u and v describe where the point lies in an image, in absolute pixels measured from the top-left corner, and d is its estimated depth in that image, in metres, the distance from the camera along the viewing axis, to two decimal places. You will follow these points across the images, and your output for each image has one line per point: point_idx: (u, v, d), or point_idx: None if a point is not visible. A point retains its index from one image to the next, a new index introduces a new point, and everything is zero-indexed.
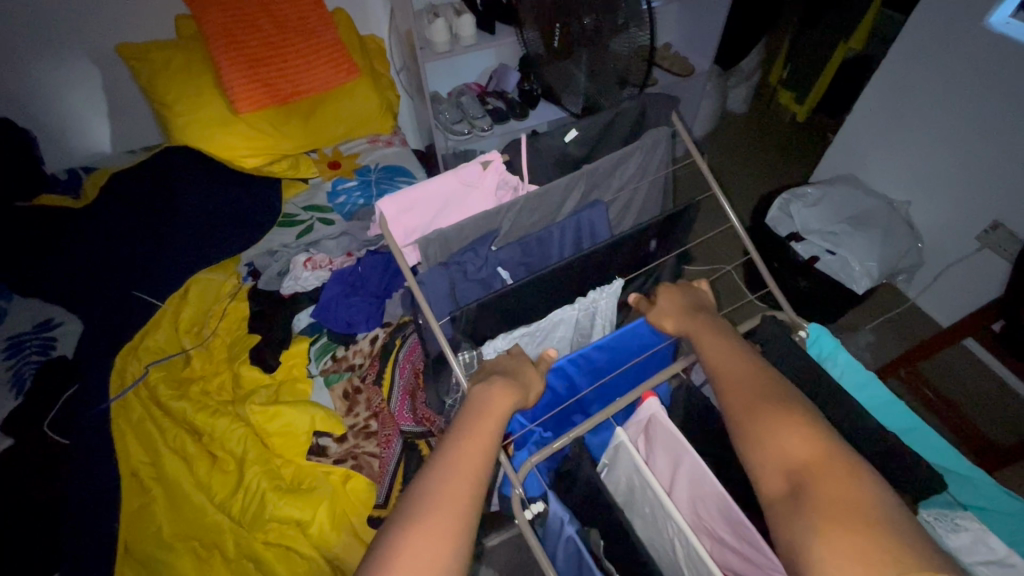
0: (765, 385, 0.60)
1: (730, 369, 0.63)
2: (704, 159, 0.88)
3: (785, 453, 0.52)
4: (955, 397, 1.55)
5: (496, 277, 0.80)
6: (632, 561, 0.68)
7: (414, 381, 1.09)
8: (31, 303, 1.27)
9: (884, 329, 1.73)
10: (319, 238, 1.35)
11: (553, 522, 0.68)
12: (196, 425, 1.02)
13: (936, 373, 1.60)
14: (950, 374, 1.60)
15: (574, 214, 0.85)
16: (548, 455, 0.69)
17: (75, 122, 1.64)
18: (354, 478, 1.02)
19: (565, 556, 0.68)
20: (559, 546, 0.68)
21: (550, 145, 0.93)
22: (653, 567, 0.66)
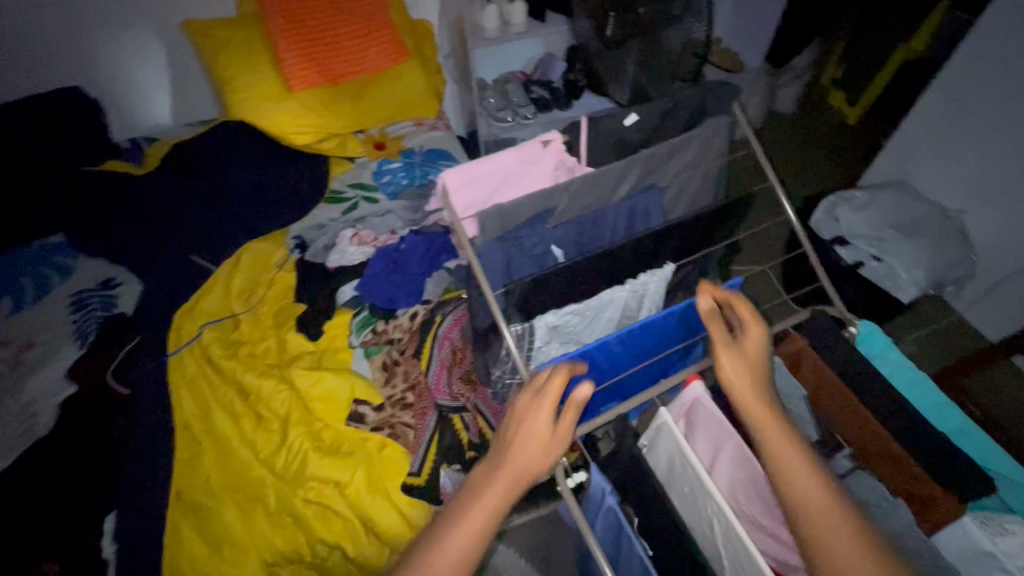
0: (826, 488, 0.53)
1: (799, 471, 0.54)
2: (762, 147, 0.82)
3: (819, 514, 0.52)
4: (999, 415, 1.47)
5: (549, 255, 0.77)
6: (663, 549, 0.66)
7: (452, 356, 1.11)
8: (97, 264, 1.41)
9: (928, 341, 1.74)
10: (365, 215, 1.38)
11: (594, 493, 0.68)
12: (246, 384, 1.08)
13: (986, 389, 1.51)
14: (997, 392, 1.51)
15: (630, 196, 0.80)
16: (589, 429, 0.69)
17: (139, 94, 1.75)
18: (390, 446, 1.04)
19: (604, 526, 0.69)
20: (598, 516, 0.69)
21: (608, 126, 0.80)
22: (685, 556, 0.63)
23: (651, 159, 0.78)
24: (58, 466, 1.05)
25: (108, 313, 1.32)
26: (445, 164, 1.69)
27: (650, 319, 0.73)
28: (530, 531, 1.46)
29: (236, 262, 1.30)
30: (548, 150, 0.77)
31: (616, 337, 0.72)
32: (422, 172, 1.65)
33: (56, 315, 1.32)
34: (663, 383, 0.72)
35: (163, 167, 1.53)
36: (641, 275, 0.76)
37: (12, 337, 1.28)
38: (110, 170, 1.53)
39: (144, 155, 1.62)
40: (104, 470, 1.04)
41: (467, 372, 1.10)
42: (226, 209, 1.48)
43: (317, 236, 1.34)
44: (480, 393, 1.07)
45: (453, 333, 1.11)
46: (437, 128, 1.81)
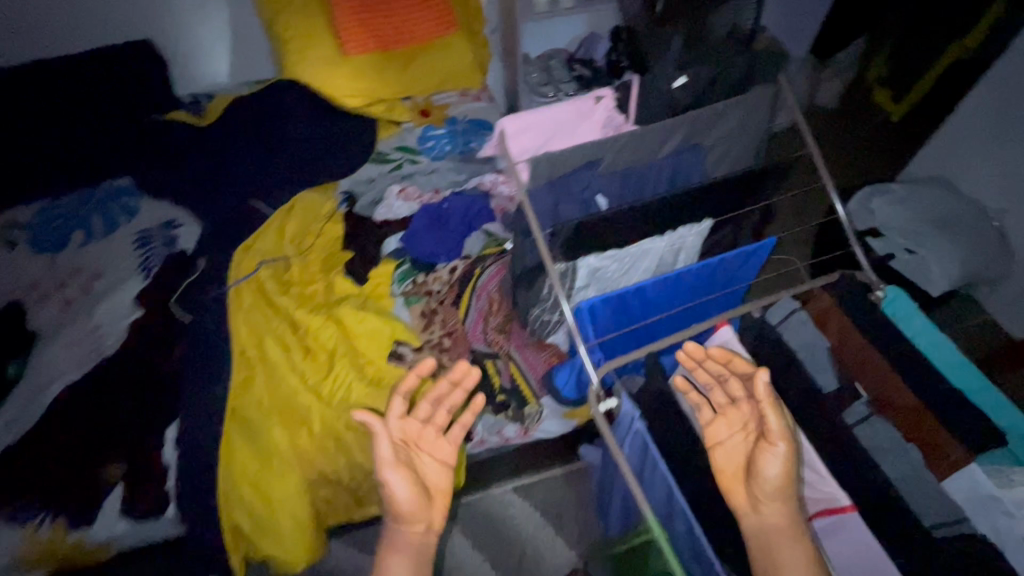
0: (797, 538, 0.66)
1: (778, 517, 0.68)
2: (803, 115, 0.86)
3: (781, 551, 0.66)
4: None
5: (594, 203, 0.81)
6: None
7: (489, 307, 1.17)
8: (162, 206, 1.52)
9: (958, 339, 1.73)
10: (411, 173, 1.45)
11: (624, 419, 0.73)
12: (297, 319, 1.16)
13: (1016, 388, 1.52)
14: None
15: (673, 155, 0.85)
16: (623, 363, 0.75)
17: (201, 52, 1.84)
18: (427, 384, 1.12)
19: (631, 449, 0.74)
20: (626, 440, 0.74)
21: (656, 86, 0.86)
22: None
23: (697, 121, 0.83)
24: (126, 380, 1.15)
25: (169, 250, 1.42)
26: (487, 134, 1.74)
27: (686, 268, 0.79)
28: (545, 489, 1.53)
29: (290, 209, 1.38)
30: (600, 106, 0.83)
31: (653, 282, 0.78)
32: (465, 141, 1.71)
33: (122, 249, 1.43)
34: (694, 327, 0.78)
35: (222, 120, 1.62)
36: (681, 228, 0.81)
37: (84, 267, 1.39)
38: (174, 121, 1.62)
39: (205, 109, 1.71)
40: (167, 388, 1.14)
41: (503, 321, 1.16)
42: (280, 163, 1.56)
43: (366, 190, 1.42)
44: (514, 341, 1.14)
45: (491, 287, 1.18)
46: (480, 99, 1.86)
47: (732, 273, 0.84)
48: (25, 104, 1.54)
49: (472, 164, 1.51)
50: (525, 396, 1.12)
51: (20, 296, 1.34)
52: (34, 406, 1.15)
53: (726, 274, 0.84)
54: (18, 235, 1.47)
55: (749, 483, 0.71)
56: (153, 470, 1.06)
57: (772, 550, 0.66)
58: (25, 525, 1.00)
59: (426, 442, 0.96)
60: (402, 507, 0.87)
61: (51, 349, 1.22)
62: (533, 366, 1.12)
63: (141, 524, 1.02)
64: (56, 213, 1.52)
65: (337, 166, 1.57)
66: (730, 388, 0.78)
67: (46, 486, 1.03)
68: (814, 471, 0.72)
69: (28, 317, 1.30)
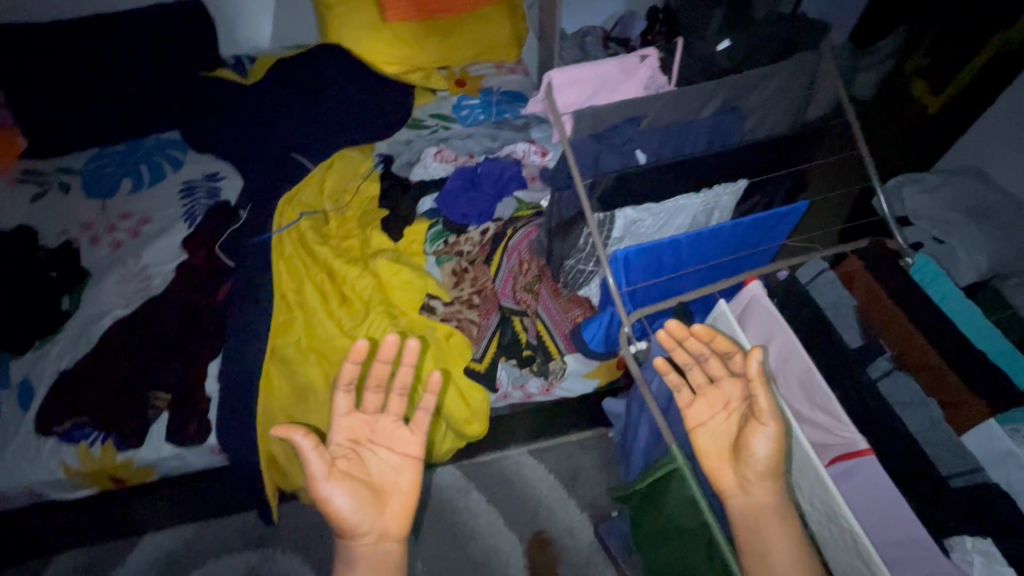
0: (787, 519, 0.69)
1: (766, 500, 0.70)
2: (842, 86, 0.87)
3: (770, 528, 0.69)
4: None
5: (635, 157, 0.83)
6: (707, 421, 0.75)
7: (519, 266, 1.20)
8: (206, 159, 1.58)
9: None
10: (448, 138, 1.49)
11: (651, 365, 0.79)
12: (335, 269, 1.21)
13: None
14: None
15: (712, 117, 0.87)
16: (657, 310, 0.79)
17: (246, 14, 1.88)
18: (456, 336, 1.16)
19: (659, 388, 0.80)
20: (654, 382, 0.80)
21: (700, 49, 0.88)
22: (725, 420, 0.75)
23: (738, 85, 0.85)
24: (172, 317, 1.21)
25: (212, 201, 1.48)
26: (520, 106, 1.76)
27: (720, 226, 0.81)
28: (558, 453, 1.58)
29: (329, 165, 1.43)
30: (645, 63, 0.85)
31: (687, 237, 0.80)
32: (498, 111, 1.73)
33: (168, 198, 1.49)
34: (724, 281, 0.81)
35: (265, 81, 1.67)
36: (715, 188, 0.84)
37: (132, 212, 1.46)
38: (220, 79, 1.67)
39: (249, 69, 1.77)
40: (209, 326, 1.20)
41: (532, 280, 1.19)
42: (321, 124, 1.61)
43: (402, 152, 1.46)
44: (542, 300, 1.17)
45: (523, 247, 1.21)
46: (515, 72, 1.89)
47: (759, 234, 0.87)
48: (79, 54, 1.60)
49: (506, 133, 1.54)
50: (550, 352, 1.16)
51: (73, 235, 1.41)
52: (86, 336, 1.22)
53: (753, 234, 0.86)
54: (70, 180, 1.55)
55: (737, 465, 0.72)
56: (196, 401, 1.12)
57: (763, 532, 0.69)
58: (78, 442, 1.08)
59: (381, 437, 1.00)
60: (351, 515, 0.91)
61: (102, 285, 1.29)
62: (559, 323, 1.15)
63: (184, 449, 1.09)
64: (107, 162, 1.59)
65: (374, 129, 1.61)
66: (710, 366, 0.76)
67: (97, 408, 1.10)
68: (832, 415, 0.70)
69: (81, 255, 1.37)
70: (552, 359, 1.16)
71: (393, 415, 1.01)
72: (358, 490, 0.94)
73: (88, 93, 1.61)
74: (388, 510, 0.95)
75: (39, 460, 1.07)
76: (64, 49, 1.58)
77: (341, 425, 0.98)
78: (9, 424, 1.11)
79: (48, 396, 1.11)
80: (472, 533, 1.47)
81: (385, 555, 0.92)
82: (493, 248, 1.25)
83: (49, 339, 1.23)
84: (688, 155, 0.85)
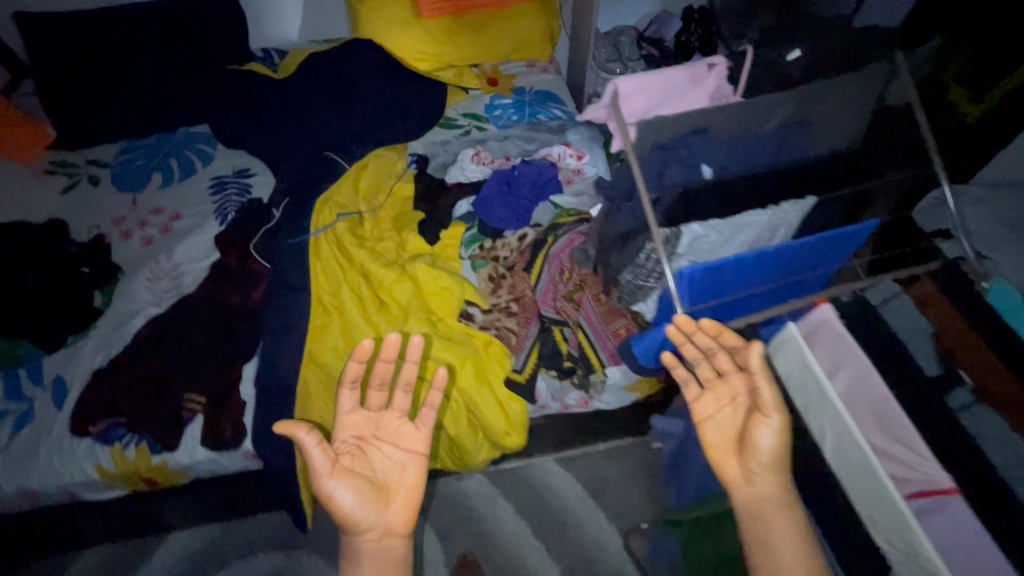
0: (786, 506, 0.75)
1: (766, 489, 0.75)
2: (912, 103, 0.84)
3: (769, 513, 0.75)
4: None
5: (698, 172, 0.80)
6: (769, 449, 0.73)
7: (561, 275, 1.16)
8: (237, 155, 1.56)
9: None
10: (484, 139, 1.46)
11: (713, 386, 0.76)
12: (371, 273, 1.19)
13: None
14: None
15: (778, 130, 0.83)
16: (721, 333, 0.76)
17: (276, 6, 1.85)
18: (495, 345, 1.14)
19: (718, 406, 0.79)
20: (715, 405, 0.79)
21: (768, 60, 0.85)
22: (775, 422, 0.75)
23: (807, 97, 0.81)
24: (206, 318, 1.19)
25: (244, 198, 1.46)
26: (554, 106, 1.71)
27: (788, 244, 0.78)
28: (586, 460, 1.56)
29: (364, 165, 1.40)
30: (712, 72, 0.82)
31: (755, 256, 0.77)
32: (532, 111, 1.69)
33: (199, 193, 1.47)
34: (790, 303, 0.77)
35: (296, 76, 1.64)
36: (783, 205, 0.81)
37: (163, 208, 1.44)
38: (249, 72, 1.65)
39: (279, 64, 1.74)
40: (244, 328, 1.19)
41: (574, 288, 1.15)
42: (353, 121, 1.58)
43: (437, 153, 1.43)
44: (585, 309, 1.14)
45: (565, 253, 1.16)
46: (547, 71, 1.85)
47: (825, 254, 0.84)
48: (107, 44, 1.56)
49: (542, 135, 1.51)
50: (592, 364, 1.13)
51: (103, 230, 1.39)
52: (119, 335, 1.21)
53: (819, 254, 0.83)
54: (99, 173, 1.53)
55: (742, 457, 0.77)
56: (231, 404, 1.11)
57: (767, 520, 0.74)
58: (113, 443, 1.07)
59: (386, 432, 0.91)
60: (360, 511, 0.84)
61: (133, 283, 1.27)
62: (601, 334, 1.12)
63: (219, 453, 1.08)
64: (136, 155, 1.57)
65: (406, 128, 1.58)
66: (718, 362, 0.82)
67: (132, 409, 1.09)
68: (908, 446, 0.67)
69: (112, 251, 1.35)
70: (594, 372, 1.13)
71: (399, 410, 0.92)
72: (361, 486, 0.85)
73: (116, 84, 1.58)
74: (390, 510, 0.86)
75: (74, 460, 1.06)
76: (93, 38, 1.55)
77: (345, 420, 0.89)
78: (44, 422, 1.10)
79: (83, 395, 1.09)
80: (500, 540, 1.45)
81: (393, 551, 0.86)
82: (533, 254, 1.21)
83: (82, 336, 1.21)
84: (752, 171, 0.82)
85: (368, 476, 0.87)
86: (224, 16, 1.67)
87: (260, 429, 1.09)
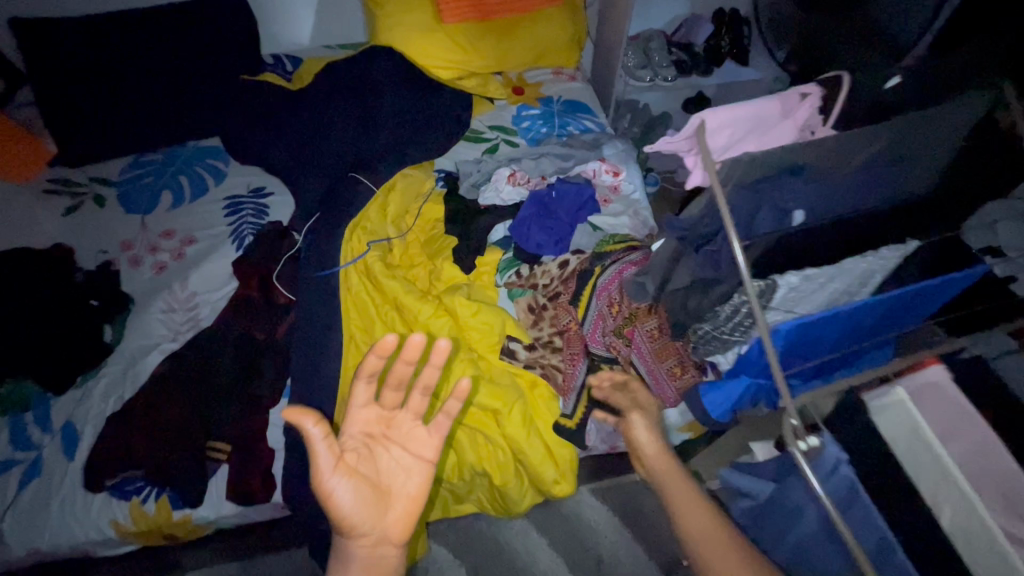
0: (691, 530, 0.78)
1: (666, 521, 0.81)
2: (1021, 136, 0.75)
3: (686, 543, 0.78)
4: None
5: (789, 217, 0.72)
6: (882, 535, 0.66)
7: (610, 308, 1.07)
8: (252, 172, 1.47)
9: None
10: (517, 156, 1.38)
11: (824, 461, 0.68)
12: (404, 306, 1.10)
13: None
14: None
15: (877, 163, 0.74)
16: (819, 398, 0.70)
17: (288, 10, 1.75)
18: (540, 386, 1.08)
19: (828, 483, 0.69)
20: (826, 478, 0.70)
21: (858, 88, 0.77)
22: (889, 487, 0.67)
23: (915, 127, 0.72)
24: (228, 356, 1.11)
25: (261, 220, 1.37)
26: (585, 117, 1.63)
27: (889, 295, 0.70)
28: (622, 492, 1.49)
29: (391, 186, 1.32)
30: (802, 102, 0.74)
31: (850, 310, 0.69)
32: (561, 123, 1.60)
33: (213, 214, 1.38)
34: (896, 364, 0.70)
35: (313, 87, 1.55)
36: (881, 253, 0.73)
37: (175, 231, 1.35)
38: (263, 83, 1.55)
39: (293, 73, 1.64)
40: (269, 366, 1.11)
41: (624, 323, 1.05)
42: (374, 135, 1.49)
43: (468, 172, 1.35)
44: (636, 346, 1.04)
45: (614, 284, 1.07)
46: (574, 79, 1.77)
47: (923, 303, 0.76)
48: (111, 52, 1.45)
49: (577, 151, 1.43)
50: (643, 405, 1.07)
51: (112, 256, 1.30)
52: (134, 373, 1.13)
53: (918, 303, 0.75)
54: (105, 192, 1.43)
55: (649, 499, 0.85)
56: (259, 451, 1.03)
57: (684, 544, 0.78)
58: (132, 496, 0.99)
59: (397, 432, 0.81)
60: (361, 514, 0.74)
61: (147, 315, 1.19)
62: (654, 375, 1.03)
63: (246, 506, 1.00)
64: (143, 172, 1.48)
65: (431, 142, 1.49)
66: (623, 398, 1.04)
67: (152, 459, 1.00)
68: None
69: (122, 279, 1.26)
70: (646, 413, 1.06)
71: (415, 411, 0.81)
72: (365, 487, 0.75)
73: (119, 94, 1.46)
74: (388, 515, 0.76)
75: (89, 516, 0.98)
76: (93, 46, 1.44)
77: (356, 415, 0.78)
78: (56, 474, 1.01)
79: (97, 444, 1.01)
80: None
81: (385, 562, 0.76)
82: (579, 285, 1.12)
83: (93, 375, 1.13)
84: (846, 214, 0.74)
85: (372, 478, 0.76)
86: (234, 22, 1.57)
87: (292, 479, 1.01)
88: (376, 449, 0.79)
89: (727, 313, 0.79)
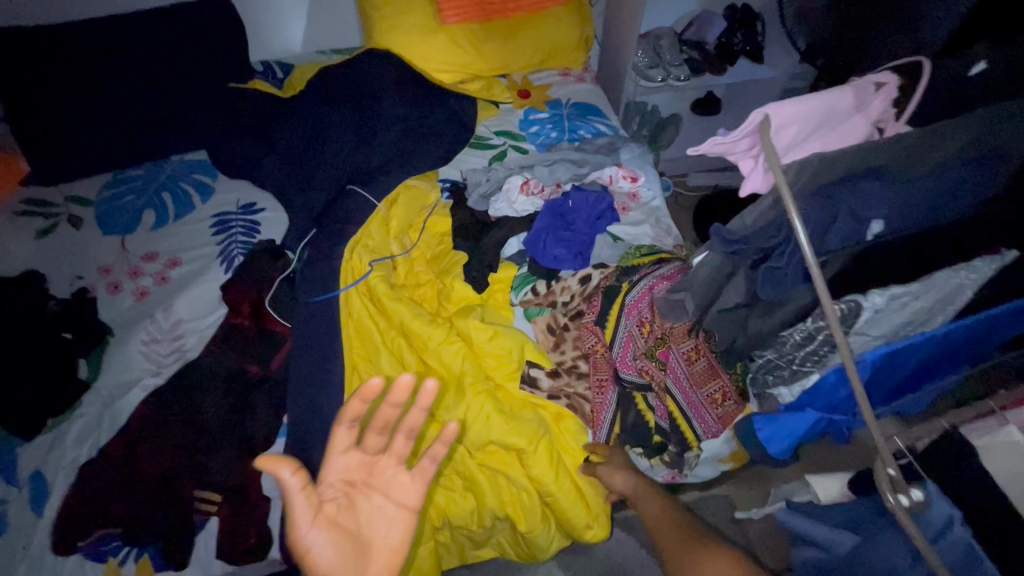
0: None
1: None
2: None
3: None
4: None
5: (868, 227, 0.62)
6: None
7: (643, 328, 0.96)
8: (241, 188, 1.36)
9: None
10: (529, 164, 1.28)
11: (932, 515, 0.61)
12: (412, 331, 0.99)
13: None
14: None
15: (962, 166, 0.64)
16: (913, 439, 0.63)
17: (278, 15, 1.65)
18: (567, 418, 0.98)
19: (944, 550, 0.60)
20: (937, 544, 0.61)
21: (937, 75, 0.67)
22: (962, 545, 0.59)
23: (1005, 120, 0.63)
24: (216, 393, 0.99)
25: (252, 239, 1.26)
26: (596, 120, 1.53)
27: (977, 316, 0.62)
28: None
29: (394, 199, 1.21)
30: (876, 93, 0.64)
31: (934, 335, 0.61)
32: (571, 126, 1.50)
33: (199, 234, 1.27)
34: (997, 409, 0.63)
35: (306, 95, 1.45)
36: (975, 265, 0.64)
37: (158, 252, 1.24)
38: (252, 92, 1.45)
39: (284, 81, 1.54)
40: (263, 403, 0.99)
41: (661, 344, 0.94)
42: (372, 144, 1.38)
43: (476, 181, 1.24)
44: (675, 370, 0.94)
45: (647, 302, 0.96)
46: (583, 80, 1.67)
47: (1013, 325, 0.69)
48: (85, 61, 1.34)
49: (592, 156, 1.33)
50: (685, 437, 0.95)
51: (87, 282, 1.19)
52: (112, 414, 1.01)
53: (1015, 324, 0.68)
54: (81, 213, 1.32)
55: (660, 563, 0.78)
56: (253, 501, 0.91)
57: None
58: (107, 559, 0.86)
59: (381, 479, 0.67)
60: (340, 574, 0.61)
61: (126, 348, 1.07)
62: (695, 402, 0.95)
63: (238, 566, 0.88)
64: (124, 190, 1.37)
65: (434, 151, 1.39)
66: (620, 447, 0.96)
67: (131, 514, 0.88)
68: None
69: (100, 307, 1.15)
70: (688, 445, 0.95)
71: (400, 456, 0.68)
72: (344, 543, 0.62)
73: (96, 106, 1.35)
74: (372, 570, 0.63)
75: None
76: (65, 54, 1.33)
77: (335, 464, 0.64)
78: (22, 534, 0.89)
79: (69, 499, 0.89)
80: None
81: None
82: (606, 303, 1.00)
83: (65, 417, 1.01)
84: (929, 222, 0.64)
85: (354, 535, 0.63)
86: (221, 28, 1.47)
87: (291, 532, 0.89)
88: (359, 497, 0.66)
89: (795, 339, 0.69)
